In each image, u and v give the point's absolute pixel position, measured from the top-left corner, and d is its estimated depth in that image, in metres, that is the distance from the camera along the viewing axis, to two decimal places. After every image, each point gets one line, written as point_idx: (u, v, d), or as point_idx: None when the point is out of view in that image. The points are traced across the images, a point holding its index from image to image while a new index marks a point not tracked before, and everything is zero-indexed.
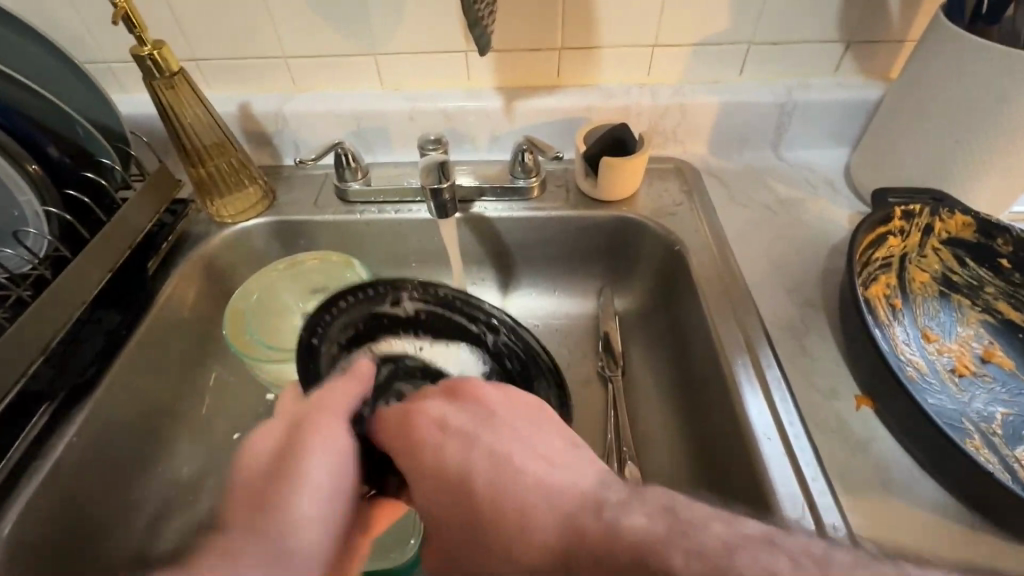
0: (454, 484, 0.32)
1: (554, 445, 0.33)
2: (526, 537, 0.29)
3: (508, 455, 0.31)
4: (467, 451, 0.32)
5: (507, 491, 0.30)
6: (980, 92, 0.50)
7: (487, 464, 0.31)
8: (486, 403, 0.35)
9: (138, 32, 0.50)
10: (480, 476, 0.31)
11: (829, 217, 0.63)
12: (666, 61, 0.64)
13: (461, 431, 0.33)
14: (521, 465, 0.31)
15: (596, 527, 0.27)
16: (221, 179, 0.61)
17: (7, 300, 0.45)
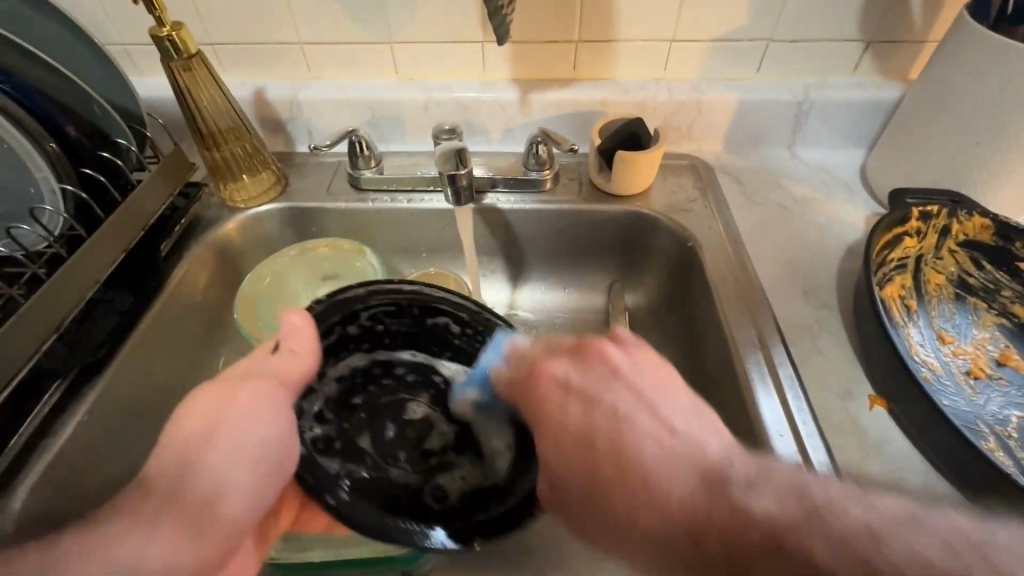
0: (581, 448, 0.34)
1: (678, 412, 0.34)
2: (664, 505, 0.30)
3: (648, 412, 0.34)
4: (592, 409, 0.35)
5: (629, 456, 0.32)
6: (1004, 94, 0.49)
7: (604, 406, 0.35)
8: (617, 369, 0.36)
9: (159, 13, 0.50)
10: (600, 406, 0.35)
11: (844, 217, 0.62)
12: (684, 57, 0.64)
13: (615, 390, 0.35)
14: (650, 434, 0.33)
15: (722, 507, 0.29)
16: (235, 164, 0.61)
17: (22, 277, 0.46)
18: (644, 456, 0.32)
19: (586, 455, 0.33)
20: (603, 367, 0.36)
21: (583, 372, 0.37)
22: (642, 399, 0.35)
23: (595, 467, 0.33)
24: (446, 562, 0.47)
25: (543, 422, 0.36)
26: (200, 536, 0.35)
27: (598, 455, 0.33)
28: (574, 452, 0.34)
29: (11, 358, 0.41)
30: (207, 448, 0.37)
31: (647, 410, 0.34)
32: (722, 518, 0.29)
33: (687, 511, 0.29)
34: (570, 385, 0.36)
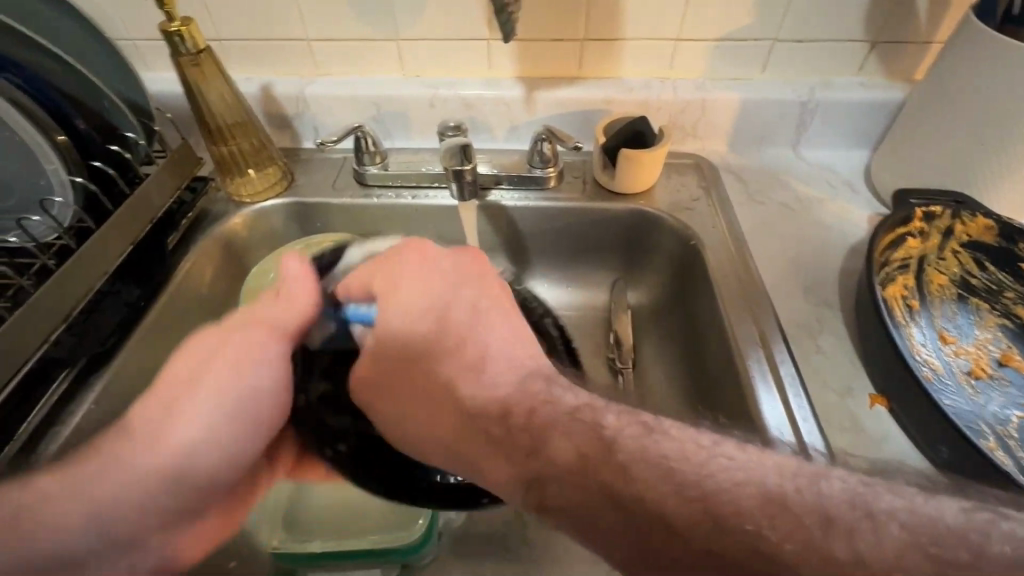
0: (418, 349, 0.43)
1: (515, 325, 0.45)
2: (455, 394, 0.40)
3: (469, 311, 0.45)
4: (435, 305, 0.45)
5: (466, 343, 0.43)
6: (1009, 96, 0.49)
7: (438, 307, 0.45)
8: (427, 259, 0.48)
9: (168, 8, 0.51)
10: (449, 313, 0.44)
11: (848, 217, 0.62)
12: (688, 56, 0.64)
13: (448, 296, 0.45)
14: (470, 332, 0.43)
15: (517, 409, 0.38)
16: (242, 159, 0.62)
17: (32, 268, 0.46)
18: (456, 354, 0.42)
19: (424, 346, 0.43)
20: (412, 261, 0.48)
21: (398, 265, 0.48)
22: (500, 310, 0.46)
23: (439, 368, 0.42)
24: (446, 556, 0.47)
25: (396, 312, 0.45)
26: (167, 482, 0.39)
27: (430, 353, 0.43)
28: (412, 356, 0.43)
29: (20, 346, 0.42)
30: (200, 400, 0.42)
31: (503, 318, 0.45)
32: (495, 402, 0.39)
33: (474, 417, 0.39)
34: (427, 297, 0.45)
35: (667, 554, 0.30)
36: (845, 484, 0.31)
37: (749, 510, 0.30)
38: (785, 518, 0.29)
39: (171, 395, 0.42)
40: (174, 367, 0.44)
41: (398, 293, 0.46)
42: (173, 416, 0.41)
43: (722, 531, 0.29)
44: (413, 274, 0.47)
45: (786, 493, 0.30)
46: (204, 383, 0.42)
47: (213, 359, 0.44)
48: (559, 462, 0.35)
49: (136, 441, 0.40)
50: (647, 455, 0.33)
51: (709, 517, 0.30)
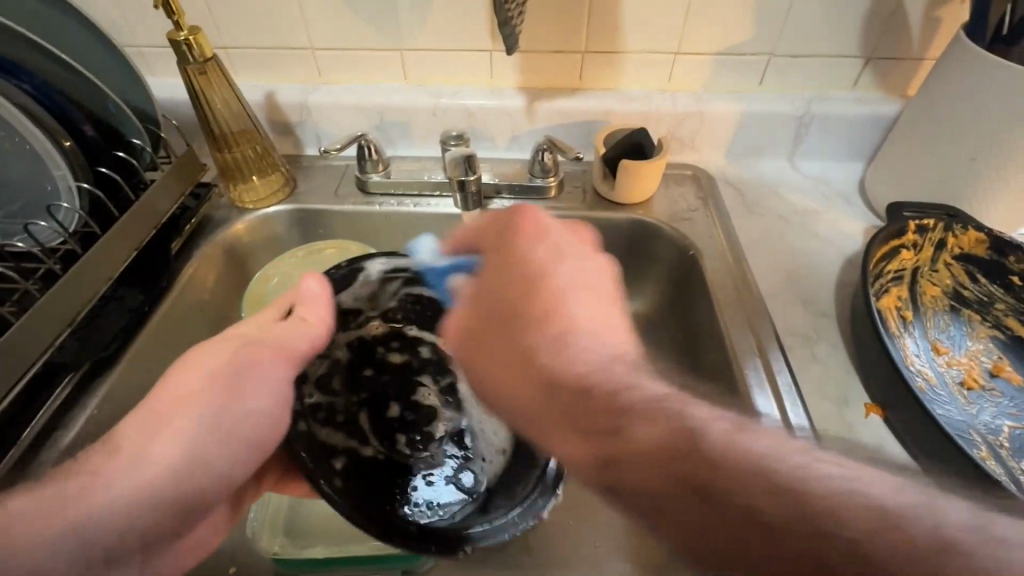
0: (522, 297, 0.39)
1: (592, 307, 0.39)
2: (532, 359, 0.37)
3: (573, 293, 0.39)
4: (552, 270, 0.39)
5: (549, 311, 0.38)
6: (997, 113, 0.51)
7: (543, 266, 0.40)
8: (547, 234, 0.41)
9: (177, 18, 0.52)
10: (534, 259, 0.40)
11: (843, 229, 0.64)
12: (687, 69, 0.65)
13: (558, 263, 0.40)
14: (560, 287, 0.39)
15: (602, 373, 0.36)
16: (246, 166, 0.62)
17: (38, 273, 0.47)
18: (546, 304, 0.38)
19: (525, 290, 0.39)
20: (538, 237, 0.41)
21: (514, 241, 0.41)
22: (589, 284, 0.39)
23: (515, 316, 0.39)
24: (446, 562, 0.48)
25: (501, 249, 0.42)
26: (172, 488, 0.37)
27: (522, 304, 0.39)
28: (495, 296, 0.41)
29: (26, 350, 0.42)
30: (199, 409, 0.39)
31: (583, 288, 0.39)
32: (585, 362, 0.36)
33: (565, 378, 0.36)
34: (516, 241, 0.41)
35: (658, 500, 0.32)
36: (841, 469, 0.31)
37: (792, 517, 0.29)
38: (767, 483, 0.30)
39: (173, 399, 0.39)
40: (172, 380, 0.40)
41: (510, 250, 0.41)
42: (170, 429, 0.38)
43: (729, 485, 0.31)
44: (536, 230, 0.41)
45: (801, 472, 0.30)
46: (203, 392, 0.40)
47: (206, 366, 0.41)
48: (638, 429, 0.33)
49: (127, 446, 0.37)
50: (734, 446, 0.32)
51: (760, 493, 0.30)
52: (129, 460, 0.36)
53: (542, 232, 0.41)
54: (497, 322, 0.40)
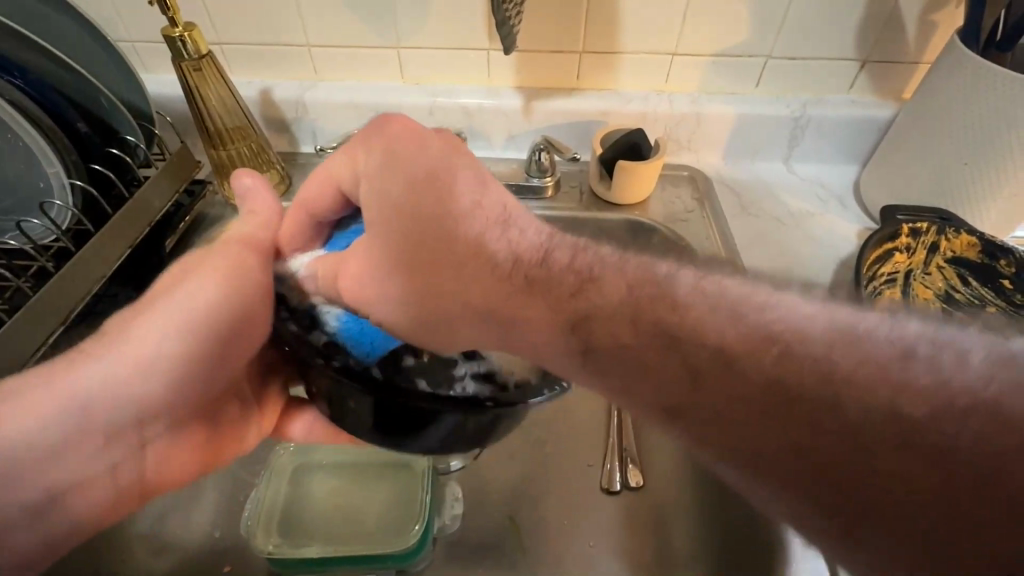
0: (434, 217, 0.31)
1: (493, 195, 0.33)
2: (472, 274, 0.31)
3: (474, 194, 0.32)
4: (438, 170, 0.32)
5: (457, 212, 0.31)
6: (990, 117, 0.51)
7: (426, 170, 0.32)
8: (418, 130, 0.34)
9: (172, 14, 0.51)
10: (420, 163, 0.32)
11: (837, 230, 0.64)
12: (684, 70, 0.65)
13: (438, 156, 0.33)
14: (448, 189, 0.32)
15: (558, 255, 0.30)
16: (241, 163, 0.62)
17: (30, 270, 0.46)
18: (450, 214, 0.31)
19: (433, 209, 0.31)
20: (420, 134, 0.33)
21: (386, 144, 0.33)
22: (481, 172, 0.33)
23: (438, 237, 0.31)
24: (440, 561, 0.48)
25: (387, 159, 0.33)
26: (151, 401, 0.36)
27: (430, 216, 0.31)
28: (406, 220, 0.31)
29: (20, 348, 0.42)
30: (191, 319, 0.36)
31: (475, 173, 0.33)
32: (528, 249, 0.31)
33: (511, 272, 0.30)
34: (394, 146, 0.33)
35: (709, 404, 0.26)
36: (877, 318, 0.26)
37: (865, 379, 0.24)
38: (853, 355, 0.25)
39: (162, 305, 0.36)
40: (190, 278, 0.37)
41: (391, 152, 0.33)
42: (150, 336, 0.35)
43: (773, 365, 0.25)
44: (406, 137, 0.33)
45: (839, 323, 0.26)
46: (207, 310, 0.36)
47: (209, 280, 0.37)
48: (616, 300, 0.28)
49: (111, 341, 0.35)
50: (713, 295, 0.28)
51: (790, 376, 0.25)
52: (125, 356, 0.35)
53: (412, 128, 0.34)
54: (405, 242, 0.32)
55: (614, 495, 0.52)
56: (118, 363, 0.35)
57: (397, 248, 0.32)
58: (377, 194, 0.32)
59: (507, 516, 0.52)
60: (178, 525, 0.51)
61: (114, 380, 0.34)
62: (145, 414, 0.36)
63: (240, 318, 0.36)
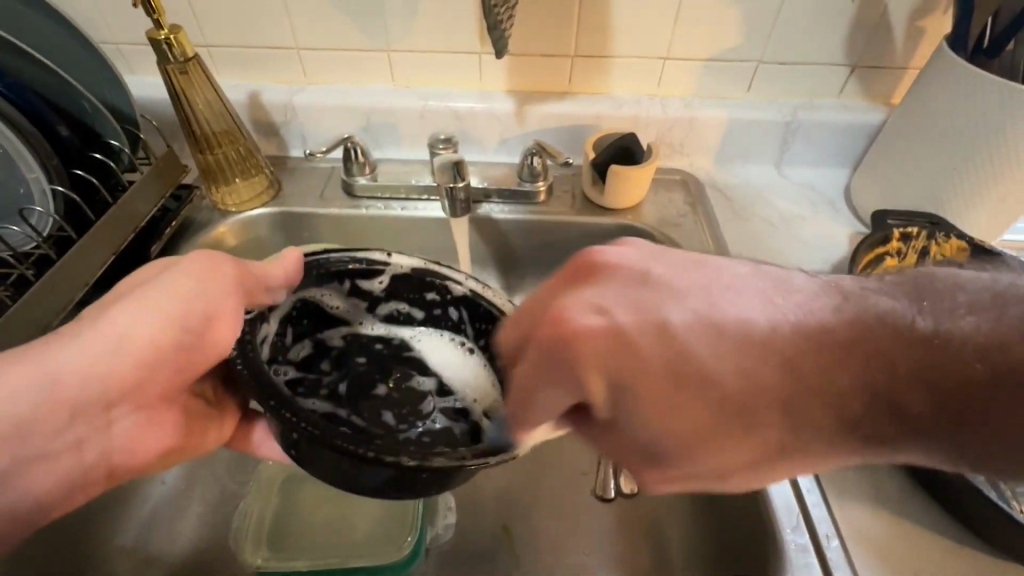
0: (737, 390, 0.25)
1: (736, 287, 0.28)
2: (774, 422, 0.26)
3: (697, 310, 0.27)
4: (661, 337, 0.26)
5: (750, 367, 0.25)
6: (977, 123, 0.52)
7: (705, 325, 0.26)
8: (600, 282, 0.28)
9: (157, 16, 0.50)
10: (704, 332, 0.26)
11: (827, 234, 0.64)
12: (676, 74, 0.66)
13: (630, 295, 0.28)
14: (714, 311, 0.27)
15: (784, 335, 0.26)
16: (228, 167, 0.61)
17: (9, 278, 0.45)
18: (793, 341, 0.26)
19: (706, 393, 0.25)
20: (584, 291, 0.28)
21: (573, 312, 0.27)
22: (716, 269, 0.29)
23: (723, 409, 0.25)
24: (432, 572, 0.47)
25: (604, 379, 0.26)
26: (106, 379, 0.38)
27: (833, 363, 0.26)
28: (690, 414, 0.25)
29: None
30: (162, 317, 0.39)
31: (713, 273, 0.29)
32: (864, 342, 0.26)
33: (751, 361, 0.26)
34: (652, 371, 0.26)
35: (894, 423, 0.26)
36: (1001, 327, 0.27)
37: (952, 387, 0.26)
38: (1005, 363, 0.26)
39: (130, 297, 0.39)
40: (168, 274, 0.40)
41: (671, 356, 0.26)
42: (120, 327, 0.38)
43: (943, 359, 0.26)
44: (612, 340, 0.26)
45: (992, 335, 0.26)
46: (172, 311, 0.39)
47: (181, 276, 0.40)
48: (858, 384, 0.26)
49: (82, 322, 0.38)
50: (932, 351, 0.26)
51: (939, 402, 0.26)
52: (95, 336, 0.37)
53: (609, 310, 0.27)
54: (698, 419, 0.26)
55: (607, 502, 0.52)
56: (86, 342, 0.37)
57: (681, 445, 0.26)
58: (633, 411, 0.26)
59: (500, 525, 0.51)
60: (162, 538, 0.49)
61: (79, 356, 0.37)
62: (107, 397, 0.39)
63: (204, 304, 0.39)
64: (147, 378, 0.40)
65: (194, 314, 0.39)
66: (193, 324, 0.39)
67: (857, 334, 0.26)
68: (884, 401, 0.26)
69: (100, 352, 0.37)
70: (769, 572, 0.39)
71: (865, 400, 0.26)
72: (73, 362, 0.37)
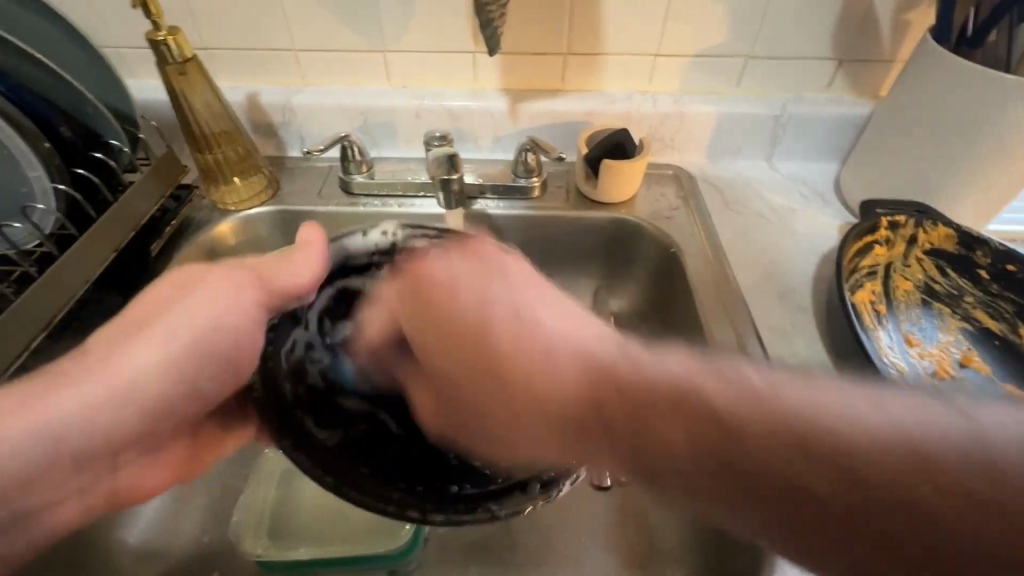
0: (506, 352, 0.31)
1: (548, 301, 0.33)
2: (536, 381, 0.30)
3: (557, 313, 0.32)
4: (481, 302, 0.33)
5: (517, 334, 0.31)
6: (961, 113, 0.53)
7: (518, 330, 0.31)
8: (438, 274, 0.35)
9: (155, 18, 0.51)
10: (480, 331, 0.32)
11: (818, 225, 0.65)
12: (666, 71, 0.67)
13: (467, 286, 0.34)
14: (536, 325, 0.32)
15: (632, 377, 0.28)
16: (227, 167, 0.62)
17: (13, 275, 0.46)
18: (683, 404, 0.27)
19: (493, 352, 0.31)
20: (421, 272, 0.36)
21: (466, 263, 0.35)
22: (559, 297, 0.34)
23: (500, 354, 0.31)
24: (431, 562, 0.48)
25: (431, 326, 0.34)
26: (112, 426, 0.38)
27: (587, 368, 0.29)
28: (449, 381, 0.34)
29: None
30: (174, 341, 0.40)
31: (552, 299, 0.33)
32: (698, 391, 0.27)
33: (564, 365, 0.29)
34: (448, 331, 0.33)
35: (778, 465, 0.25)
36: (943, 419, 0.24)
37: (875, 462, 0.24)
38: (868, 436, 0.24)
39: (140, 333, 0.39)
40: (187, 299, 0.41)
41: (454, 337, 0.33)
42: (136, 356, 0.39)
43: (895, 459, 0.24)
44: (439, 288, 0.34)
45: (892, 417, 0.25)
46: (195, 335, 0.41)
47: (181, 299, 0.41)
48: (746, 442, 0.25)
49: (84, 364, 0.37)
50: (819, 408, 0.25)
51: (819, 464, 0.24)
52: (97, 378, 0.37)
53: (440, 291, 0.34)
54: (488, 354, 0.32)
55: (605, 492, 0.53)
56: (84, 389, 0.36)
57: (477, 408, 0.33)
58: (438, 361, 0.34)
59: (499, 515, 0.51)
60: (163, 531, 0.50)
61: (84, 406, 0.36)
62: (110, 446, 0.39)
63: (206, 344, 0.41)
64: (154, 417, 0.41)
65: (204, 341, 0.41)
66: (193, 372, 0.41)
67: (775, 396, 0.26)
68: (790, 450, 0.25)
69: (99, 398, 0.37)
70: (761, 553, 0.40)
71: (784, 494, 0.25)
72: (80, 414, 0.36)
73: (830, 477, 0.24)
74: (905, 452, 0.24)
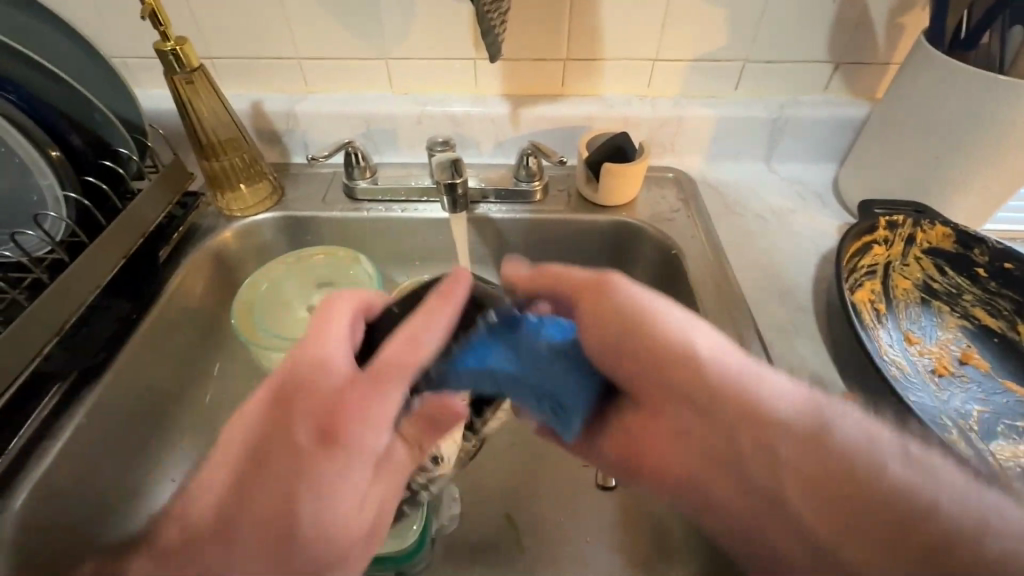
0: (705, 396, 0.36)
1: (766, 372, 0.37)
2: (746, 418, 0.35)
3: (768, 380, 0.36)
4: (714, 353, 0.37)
5: (694, 376, 0.36)
6: (957, 114, 0.53)
7: (699, 367, 0.36)
8: (638, 297, 0.39)
9: (163, 28, 0.52)
10: (718, 371, 0.36)
11: (816, 226, 0.66)
12: (665, 75, 0.68)
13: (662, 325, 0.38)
14: (718, 360, 0.37)
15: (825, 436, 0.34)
16: (233, 174, 0.63)
17: (25, 282, 0.47)
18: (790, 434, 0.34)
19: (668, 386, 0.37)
20: (611, 292, 0.40)
21: (601, 300, 0.40)
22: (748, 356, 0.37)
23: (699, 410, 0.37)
24: (438, 562, 0.48)
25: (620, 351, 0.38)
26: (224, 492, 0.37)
27: (760, 413, 0.35)
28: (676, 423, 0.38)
29: (15, 358, 0.43)
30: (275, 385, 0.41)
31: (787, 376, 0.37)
32: (830, 429, 0.34)
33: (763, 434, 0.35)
34: (631, 360, 0.38)
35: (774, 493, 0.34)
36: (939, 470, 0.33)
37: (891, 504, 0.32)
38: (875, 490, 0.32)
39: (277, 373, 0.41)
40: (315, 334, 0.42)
41: (663, 370, 0.37)
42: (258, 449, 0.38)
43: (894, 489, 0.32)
44: (629, 320, 0.38)
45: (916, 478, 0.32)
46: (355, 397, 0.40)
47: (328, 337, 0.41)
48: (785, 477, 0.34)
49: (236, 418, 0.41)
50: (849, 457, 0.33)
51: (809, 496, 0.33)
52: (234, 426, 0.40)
53: (667, 332, 0.38)
54: (673, 389, 0.37)
55: (609, 491, 0.53)
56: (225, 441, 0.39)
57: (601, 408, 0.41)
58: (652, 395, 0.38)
59: (504, 515, 0.52)
60: None
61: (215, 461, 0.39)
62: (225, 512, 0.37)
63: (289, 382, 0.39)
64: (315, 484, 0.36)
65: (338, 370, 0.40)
66: (302, 425, 0.37)
67: (824, 442, 0.34)
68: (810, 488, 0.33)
69: (228, 445, 0.39)
70: None
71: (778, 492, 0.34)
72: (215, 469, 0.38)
73: (858, 503, 0.32)
74: (896, 518, 0.31)
